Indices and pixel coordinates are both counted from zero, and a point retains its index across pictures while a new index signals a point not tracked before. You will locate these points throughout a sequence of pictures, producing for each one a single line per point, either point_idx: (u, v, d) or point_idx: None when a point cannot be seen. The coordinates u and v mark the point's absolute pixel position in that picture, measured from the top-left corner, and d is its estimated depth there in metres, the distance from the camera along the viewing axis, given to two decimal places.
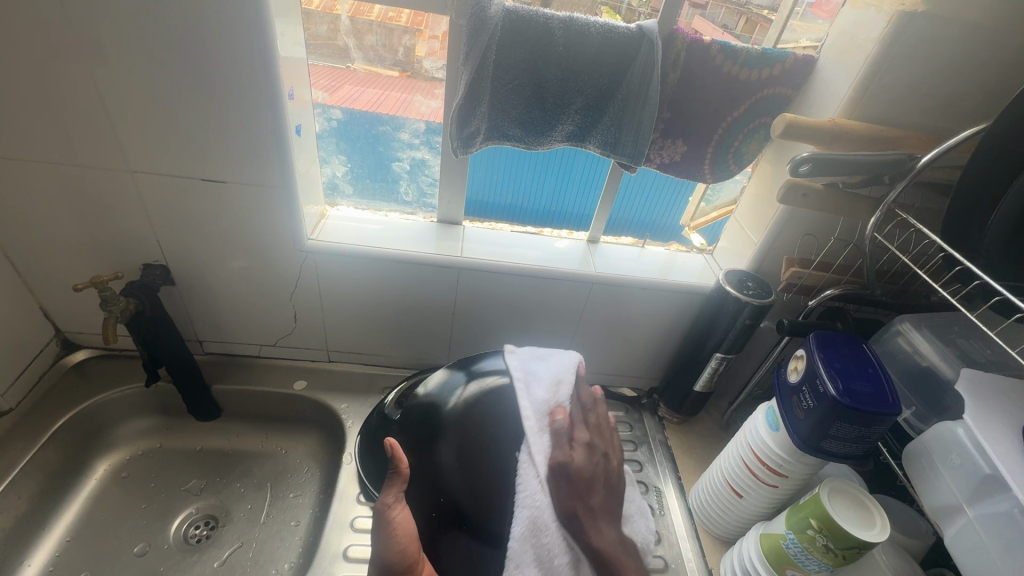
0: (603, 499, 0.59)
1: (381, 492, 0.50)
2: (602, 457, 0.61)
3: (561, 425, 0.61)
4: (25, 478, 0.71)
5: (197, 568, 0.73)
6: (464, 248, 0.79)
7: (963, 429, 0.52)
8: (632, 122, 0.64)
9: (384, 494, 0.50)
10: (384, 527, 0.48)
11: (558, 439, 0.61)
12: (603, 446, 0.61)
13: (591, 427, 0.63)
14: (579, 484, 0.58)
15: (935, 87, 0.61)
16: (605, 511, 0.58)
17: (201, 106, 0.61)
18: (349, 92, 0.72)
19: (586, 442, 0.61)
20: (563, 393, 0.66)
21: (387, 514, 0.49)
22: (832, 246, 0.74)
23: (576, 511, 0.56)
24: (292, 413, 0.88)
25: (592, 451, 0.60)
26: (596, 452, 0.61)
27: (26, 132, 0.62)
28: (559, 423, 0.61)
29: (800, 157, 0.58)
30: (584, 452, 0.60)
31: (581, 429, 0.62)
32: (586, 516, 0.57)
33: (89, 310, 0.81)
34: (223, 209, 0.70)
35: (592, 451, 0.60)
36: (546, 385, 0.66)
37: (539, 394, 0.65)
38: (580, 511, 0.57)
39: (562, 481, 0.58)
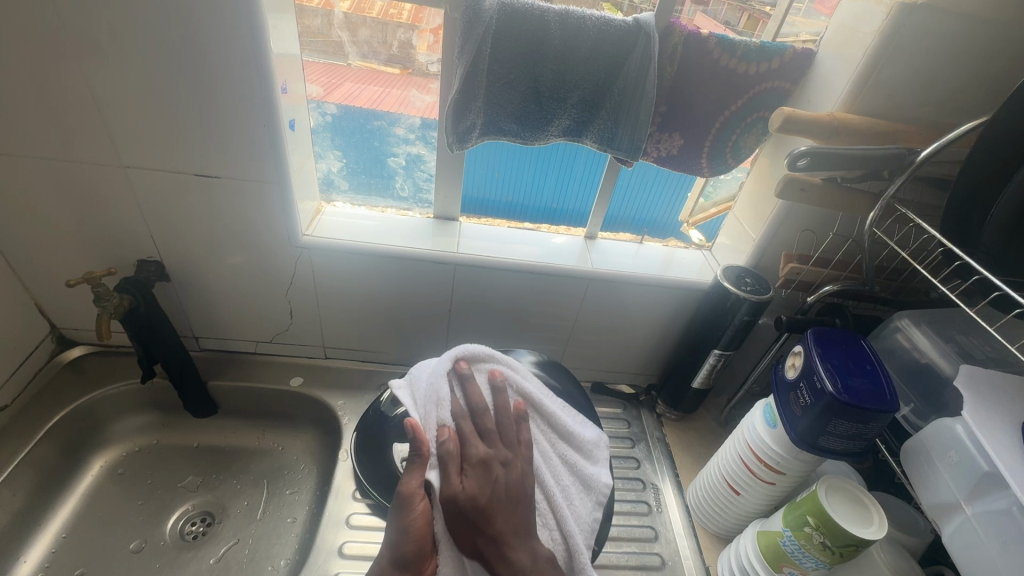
0: (513, 515, 0.51)
1: (406, 474, 0.52)
2: (500, 470, 0.52)
3: (446, 452, 0.51)
4: (20, 474, 0.70)
5: (192, 565, 0.73)
6: (459, 244, 0.78)
7: (962, 426, 0.52)
8: (629, 116, 0.64)
9: (409, 478, 0.51)
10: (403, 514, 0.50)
11: (443, 470, 0.51)
12: (506, 454, 0.53)
13: (487, 434, 0.54)
14: (474, 517, 0.49)
15: (935, 81, 0.61)
16: (513, 530, 0.50)
17: (193, 100, 0.61)
18: (350, 89, 0.72)
19: (480, 459, 0.52)
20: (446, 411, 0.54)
21: (411, 499, 0.50)
22: (831, 242, 0.74)
23: (476, 544, 0.49)
24: (289, 410, 0.88)
25: (488, 467, 0.52)
26: (492, 467, 0.52)
27: (17, 127, 0.61)
28: (444, 447, 0.52)
29: (799, 151, 0.58)
30: (476, 474, 0.51)
31: (475, 442, 0.53)
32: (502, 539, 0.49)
33: (84, 306, 0.80)
34: (217, 205, 0.70)
35: (487, 467, 0.52)
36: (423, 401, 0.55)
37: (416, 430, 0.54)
38: (484, 542, 0.49)
39: (458, 521, 0.49)
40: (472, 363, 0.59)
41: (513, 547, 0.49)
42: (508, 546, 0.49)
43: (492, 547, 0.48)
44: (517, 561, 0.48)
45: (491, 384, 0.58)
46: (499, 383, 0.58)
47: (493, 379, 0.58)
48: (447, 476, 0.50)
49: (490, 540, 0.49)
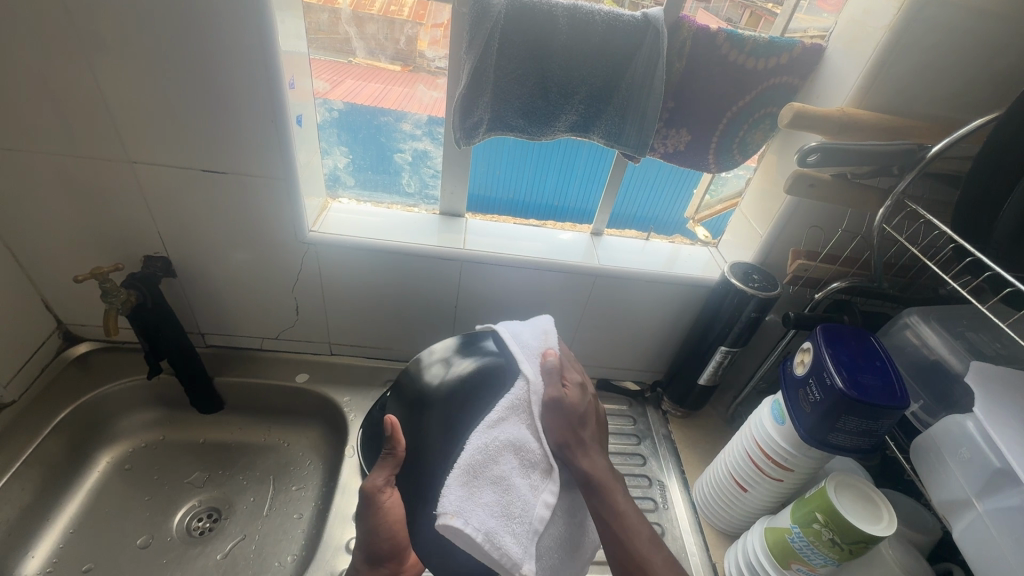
0: (595, 431, 0.54)
1: (373, 472, 0.53)
2: (589, 397, 0.56)
3: (553, 364, 0.54)
4: (27, 470, 0.71)
5: (199, 561, 0.73)
6: (466, 241, 0.78)
7: (972, 423, 0.52)
8: (637, 112, 0.64)
9: (375, 477, 0.52)
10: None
11: (551, 376, 0.54)
12: (591, 388, 0.57)
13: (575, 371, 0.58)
14: (573, 419, 0.52)
15: (944, 76, 0.60)
16: (594, 441, 0.53)
17: (199, 96, 0.61)
18: (351, 86, 0.72)
19: (577, 381, 0.55)
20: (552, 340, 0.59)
21: (376, 497, 0.52)
22: (839, 238, 0.73)
23: (570, 436, 0.51)
24: (294, 407, 0.88)
25: (583, 389, 0.56)
26: (585, 390, 0.56)
27: (24, 122, 0.61)
28: (552, 362, 0.54)
29: (808, 147, 0.57)
30: (576, 389, 0.54)
31: (572, 373, 0.57)
32: (575, 447, 0.51)
33: (90, 302, 0.80)
34: (224, 201, 0.70)
35: (583, 389, 0.55)
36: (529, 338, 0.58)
37: (528, 340, 0.58)
38: (574, 441, 0.52)
39: (559, 416, 0.51)
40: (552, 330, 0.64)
41: (593, 453, 0.52)
42: (589, 455, 0.52)
43: (580, 444, 0.52)
44: (596, 461, 0.52)
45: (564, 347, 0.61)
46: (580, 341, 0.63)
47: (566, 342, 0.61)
48: (555, 381, 0.53)
49: (581, 440, 0.52)
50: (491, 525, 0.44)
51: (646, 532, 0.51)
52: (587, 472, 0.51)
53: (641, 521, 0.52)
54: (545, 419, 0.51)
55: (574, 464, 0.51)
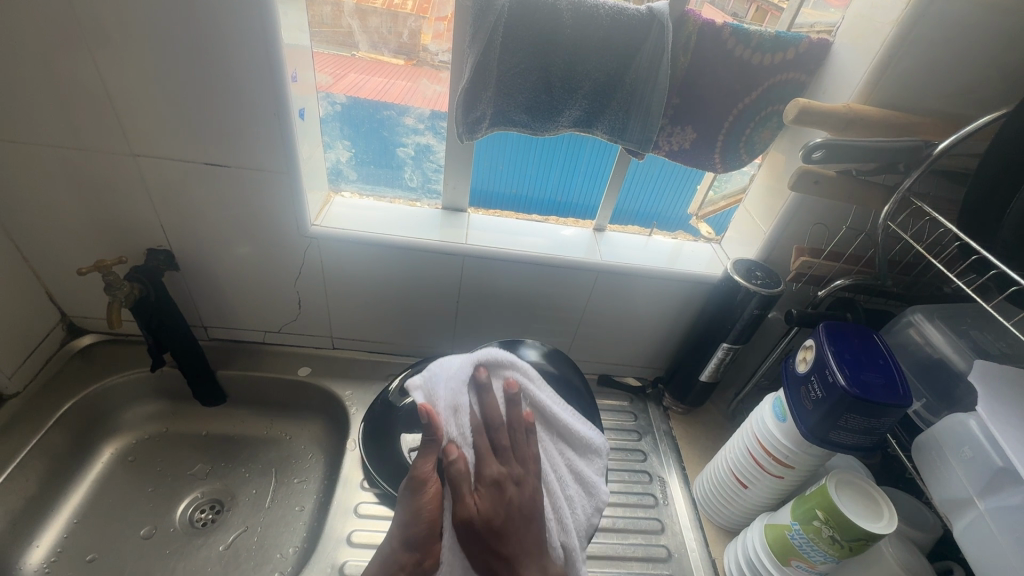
0: (526, 536, 0.50)
1: (418, 460, 0.52)
2: (513, 491, 0.52)
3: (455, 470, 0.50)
4: (31, 461, 0.71)
5: (202, 552, 0.73)
6: (468, 236, 0.78)
7: (975, 422, 0.51)
8: (640, 107, 0.63)
9: (421, 464, 0.52)
10: (416, 495, 0.51)
11: (456, 489, 0.50)
12: (518, 472, 0.54)
13: (501, 451, 0.55)
14: (489, 535, 0.49)
15: (952, 73, 0.60)
16: (524, 551, 0.49)
17: (201, 87, 0.60)
18: (354, 81, 0.71)
19: (494, 479, 0.52)
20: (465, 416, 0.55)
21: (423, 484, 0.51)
22: (844, 235, 0.73)
23: (487, 562, 0.48)
24: (297, 400, 0.88)
25: (502, 486, 0.52)
26: (506, 486, 0.52)
27: (28, 114, 0.61)
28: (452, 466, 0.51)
29: (813, 143, 0.57)
30: (490, 493, 0.51)
31: (490, 461, 0.53)
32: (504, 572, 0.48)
33: (94, 295, 0.80)
34: (226, 194, 0.70)
35: (502, 489, 0.52)
36: (445, 405, 0.55)
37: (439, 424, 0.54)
38: (497, 564, 0.48)
39: (473, 540, 0.49)
40: (489, 372, 0.60)
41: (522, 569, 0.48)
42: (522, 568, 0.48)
43: (504, 568, 0.48)
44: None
45: (507, 394, 0.59)
46: (513, 393, 0.58)
47: (509, 388, 0.59)
48: (460, 497, 0.50)
49: (504, 562, 0.48)
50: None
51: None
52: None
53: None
54: (458, 542, 0.49)
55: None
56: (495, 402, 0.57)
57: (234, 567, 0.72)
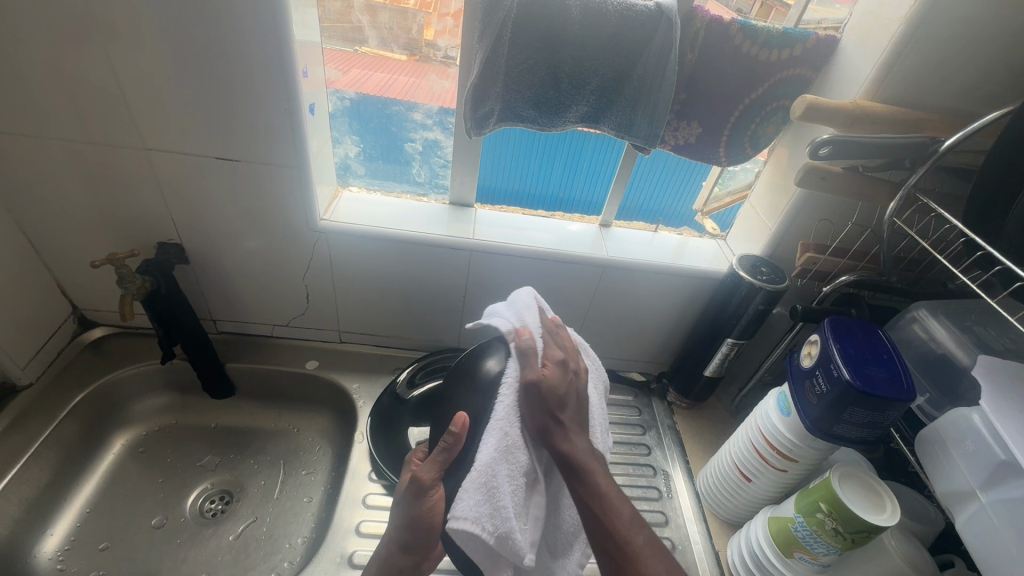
0: (576, 412, 0.52)
1: (425, 466, 0.51)
2: (573, 377, 0.54)
3: (526, 343, 0.53)
4: (44, 451, 0.72)
5: (213, 541, 0.74)
6: (476, 231, 0.79)
7: (978, 416, 0.52)
8: (648, 103, 0.64)
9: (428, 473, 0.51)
10: (421, 500, 0.51)
11: (526, 360, 0.53)
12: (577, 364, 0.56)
13: (562, 345, 0.57)
14: (552, 401, 0.51)
15: (960, 69, 0.60)
16: (577, 423, 0.52)
17: (213, 83, 0.61)
18: (358, 76, 0.72)
19: (559, 359, 0.54)
20: (532, 316, 0.58)
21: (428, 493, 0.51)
22: (849, 231, 0.73)
23: (545, 422, 0.50)
24: (304, 393, 0.89)
25: (566, 368, 0.54)
26: (568, 370, 0.54)
27: (41, 109, 0.62)
28: (524, 340, 0.54)
29: (820, 140, 0.58)
30: (558, 368, 0.53)
31: (555, 348, 0.55)
32: (557, 429, 0.50)
33: (105, 288, 0.81)
34: (237, 188, 0.70)
35: (565, 368, 0.54)
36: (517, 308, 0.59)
37: (504, 318, 0.58)
38: (553, 425, 0.51)
39: (535, 401, 0.51)
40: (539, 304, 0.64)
41: (575, 434, 0.51)
42: (573, 434, 0.51)
43: (559, 427, 0.50)
44: (577, 444, 0.50)
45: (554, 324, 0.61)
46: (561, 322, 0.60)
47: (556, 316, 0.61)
48: (531, 365, 0.52)
49: (560, 424, 0.51)
50: (493, 526, 0.46)
51: (628, 513, 0.48)
52: (566, 454, 0.49)
53: (623, 500, 0.49)
54: (522, 403, 0.51)
55: (553, 447, 0.50)
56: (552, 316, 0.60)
57: (244, 556, 0.73)
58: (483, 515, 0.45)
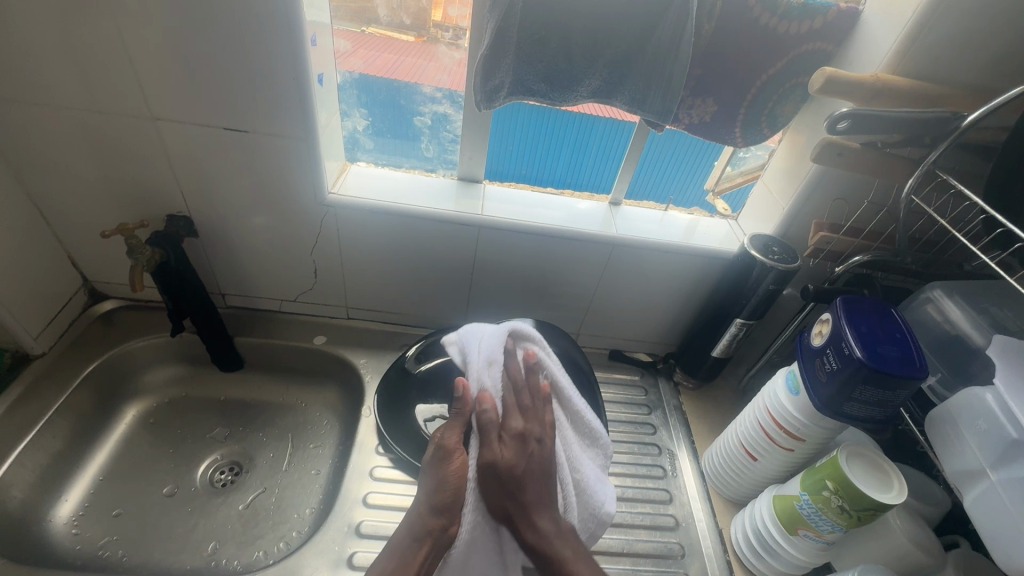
0: (541, 490, 0.54)
1: (445, 433, 0.57)
2: (535, 446, 0.55)
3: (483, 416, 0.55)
4: (58, 419, 0.74)
5: (222, 510, 0.76)
6: (484, 207, 0.78)
7: (991, 395, 0.51)
8: (662, 77, 0.62)
9: (449, 436, 0.56)
10: (443, 465, 0.54)
11: (484, 434, 0.55)
12: (539, 429, 0.57)
13: (524, 409, 0.58)
14: (508, 482, 0.53)
15: (988, 42, 0.58)
16: (539, 502, 0.53)
17: (221, 50, 0.60)
18: (366, 56, 0.73)
19: (519, 432, 0.55)
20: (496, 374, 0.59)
21: (450, 454, 0.55)
22: (865, 210, 0.72)
23: (507, 509, 0.52)
24: (313, 368, 0.90)
25: (524, 441, 0.55)
26: (528, 441, 0.56)
27: (49, 77, 0.61)
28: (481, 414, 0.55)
29: (838, 114, 0.57)
30: (514, 444, 0.55)
31: (515, 416, 0.57)
32: (517, 518, 0.52)
33: (114, 260, 0.82)
34: (245, 160, 0.70)
35: (524, 441, 0.55)
36: (484, 363, 0.59)
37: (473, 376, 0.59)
38: (513, 507, 0.52)
39: (494, 483, 0.53)
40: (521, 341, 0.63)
41: (537, 518, 0.52)
42: (535, 514, 0.52)
43: (521, 515, 0.52)
44: (541, 530, 0.51)
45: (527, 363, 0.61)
46: (533, 363, 0.61)
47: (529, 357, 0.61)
48: (487, 442, 0.54)
49: (519, 507, 0.52)
50: None
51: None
52: (531, 544, 0.51)
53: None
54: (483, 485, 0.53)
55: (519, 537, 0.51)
56: (518, 368, 0.61)
57: (253, 526, 0.74)
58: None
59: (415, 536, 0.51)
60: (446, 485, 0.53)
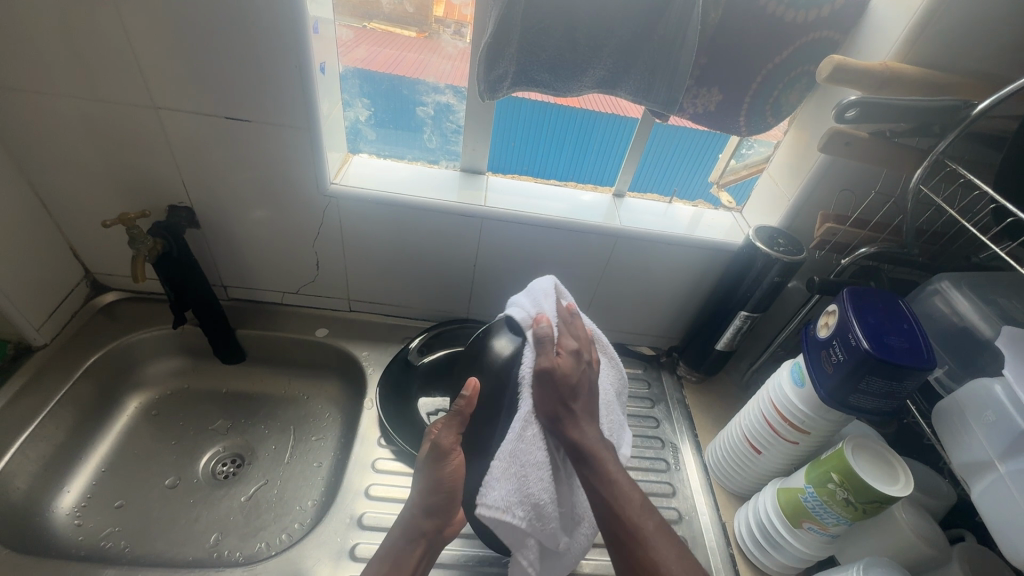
0: (588, 405, 0.53)
1: (441, 432, 0.55)
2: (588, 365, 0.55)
3: (543, 331, 0.54)
4: (60, 410, 0.73)
5: (224, 502, 0.75)
6: (487, 199, 0.77)
7: (1000, 386, 0.50)
8: (668, 66, 0.62)
9: (444, 437, 0.54)
10: (439, 464, 0.55)
11: (541, 348, 0.54)
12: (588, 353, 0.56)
13: (577, 335, 0.57)
14: (561, 388, 0.51)
15: (998, 30, 0.57)
16: (588, 412, 0.52)
17: (222, 38, 0.60)
18: (366, 53, 0.74)
19: (573, 348, 0.54)
20: (550, 303, 0.58)
21: (447, 454, 0.54)
22: (871, 201, 0.71)
23: (557, 412, 0.51)
24: (315, 360, 0.90)
25: (580, 356, 0.54)
26: (582, 359, 0.54)
27: (51, 66, 0.61)
28: (541, 330, 0.54)
29: (846, 102, 0.56)
30: (571, 357, 0.53)
31: (569, 337, 0.55)
32: (565, 419, 0.51)
33: (116, 251, 0.81)
34: (247, 150, 0.69)
35: (579, 357, 0.54)
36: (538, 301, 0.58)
37: (524, 306, 0.59)
38: (564, 413, 0.51)
39: (548, 388, 0.52)
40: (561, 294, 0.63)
41: (585, 424, 0.52)
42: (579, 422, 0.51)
43: (569, 416, 0.51)
44: (587, 433, 0.51)
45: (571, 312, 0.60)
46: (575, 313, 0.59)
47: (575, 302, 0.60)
48: (545, 351, 0.53)
49: (571, 413, 0.51)
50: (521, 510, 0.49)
51: (638, 500, 0.49)
52: (575, 442, 0.51)
53: (634, 487, 0.49)
54: (536, 392, 0.52)
55: (563, 435, 0.51)
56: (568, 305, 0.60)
57: (255, 517, 0.74)
58: (509, 502, 0.49)
59: (409, 537, 0.56)
60: (439, 487, 0.55)
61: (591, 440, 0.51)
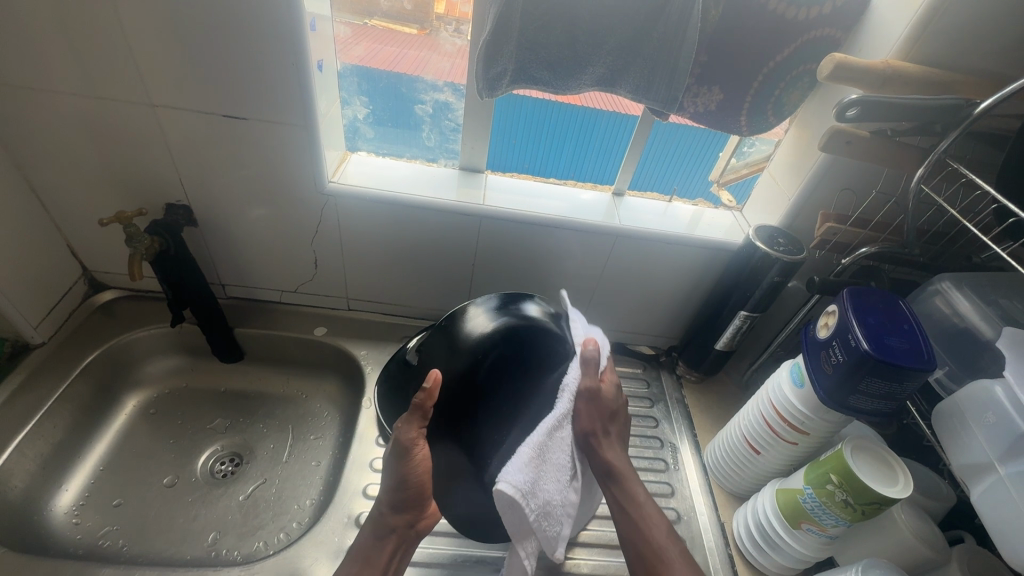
0: (620, 431, 0.61)
1: (403, 426, 0.54)
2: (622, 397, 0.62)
3: (592, 354, 0.58)
4: (58, 409, 0.73)
5: (222, 501, 0.75)
6: (486, 197, 0.77)
7: (1001, 388, 0.50)
8: (668, 63, 0.61)
9: (407, 431, 0.54)
10: (406, 459, 0.54)
11: (588, 368, 0.58)
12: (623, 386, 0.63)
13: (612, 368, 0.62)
14: (603, 412, 0.58)
15: (1002, 27, 0.56)
16: (617, 437, 0.60)
17: (219, 35, 0.59)
18: (368, 49, 0.74)
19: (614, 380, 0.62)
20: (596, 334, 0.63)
21: (412, 449, 0.54)
22: (872, 201, 0.71)
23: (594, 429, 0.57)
24: (313, 359, 0.90)
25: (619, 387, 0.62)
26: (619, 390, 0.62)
27: (47, 63, 0.61)
28: (589, 352, 0.58)
29: (847, 101, 0.55)
30: (613, 386, 0.61)
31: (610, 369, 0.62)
32: (600, 437, 0.58)
33: (114, 250, 0.81)
34: (244, 148, 0.69)
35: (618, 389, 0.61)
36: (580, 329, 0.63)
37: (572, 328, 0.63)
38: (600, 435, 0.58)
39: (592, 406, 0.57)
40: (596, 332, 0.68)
41: (615, 447, 0.59)
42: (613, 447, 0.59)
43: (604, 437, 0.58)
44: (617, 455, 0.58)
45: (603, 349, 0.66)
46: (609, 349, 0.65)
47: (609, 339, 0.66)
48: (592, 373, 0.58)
49: (607, 435, 0.58)
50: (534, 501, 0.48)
51: (662, 525, 0.57)
52: (608, 460, 0.57)
53: (657, 512, 0.58)
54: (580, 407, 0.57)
55: (598, 454, 0.57)
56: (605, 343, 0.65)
57: (254, 517, 0.74)
58: (529, 489, 0.48)
59: (378, 533, 0.56)
60: (408, 482, 0.55)
61: (619, 460, 0.58)
